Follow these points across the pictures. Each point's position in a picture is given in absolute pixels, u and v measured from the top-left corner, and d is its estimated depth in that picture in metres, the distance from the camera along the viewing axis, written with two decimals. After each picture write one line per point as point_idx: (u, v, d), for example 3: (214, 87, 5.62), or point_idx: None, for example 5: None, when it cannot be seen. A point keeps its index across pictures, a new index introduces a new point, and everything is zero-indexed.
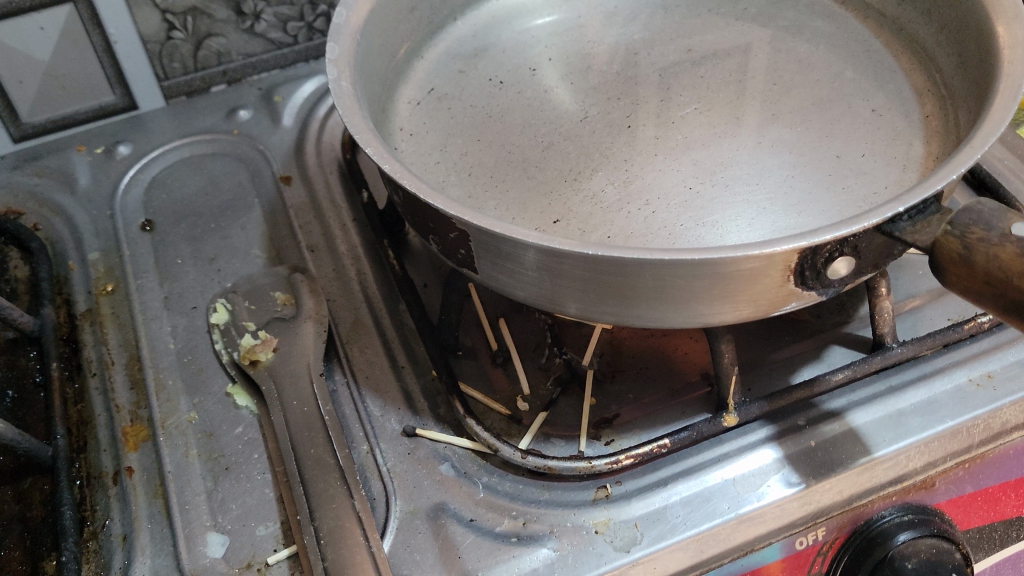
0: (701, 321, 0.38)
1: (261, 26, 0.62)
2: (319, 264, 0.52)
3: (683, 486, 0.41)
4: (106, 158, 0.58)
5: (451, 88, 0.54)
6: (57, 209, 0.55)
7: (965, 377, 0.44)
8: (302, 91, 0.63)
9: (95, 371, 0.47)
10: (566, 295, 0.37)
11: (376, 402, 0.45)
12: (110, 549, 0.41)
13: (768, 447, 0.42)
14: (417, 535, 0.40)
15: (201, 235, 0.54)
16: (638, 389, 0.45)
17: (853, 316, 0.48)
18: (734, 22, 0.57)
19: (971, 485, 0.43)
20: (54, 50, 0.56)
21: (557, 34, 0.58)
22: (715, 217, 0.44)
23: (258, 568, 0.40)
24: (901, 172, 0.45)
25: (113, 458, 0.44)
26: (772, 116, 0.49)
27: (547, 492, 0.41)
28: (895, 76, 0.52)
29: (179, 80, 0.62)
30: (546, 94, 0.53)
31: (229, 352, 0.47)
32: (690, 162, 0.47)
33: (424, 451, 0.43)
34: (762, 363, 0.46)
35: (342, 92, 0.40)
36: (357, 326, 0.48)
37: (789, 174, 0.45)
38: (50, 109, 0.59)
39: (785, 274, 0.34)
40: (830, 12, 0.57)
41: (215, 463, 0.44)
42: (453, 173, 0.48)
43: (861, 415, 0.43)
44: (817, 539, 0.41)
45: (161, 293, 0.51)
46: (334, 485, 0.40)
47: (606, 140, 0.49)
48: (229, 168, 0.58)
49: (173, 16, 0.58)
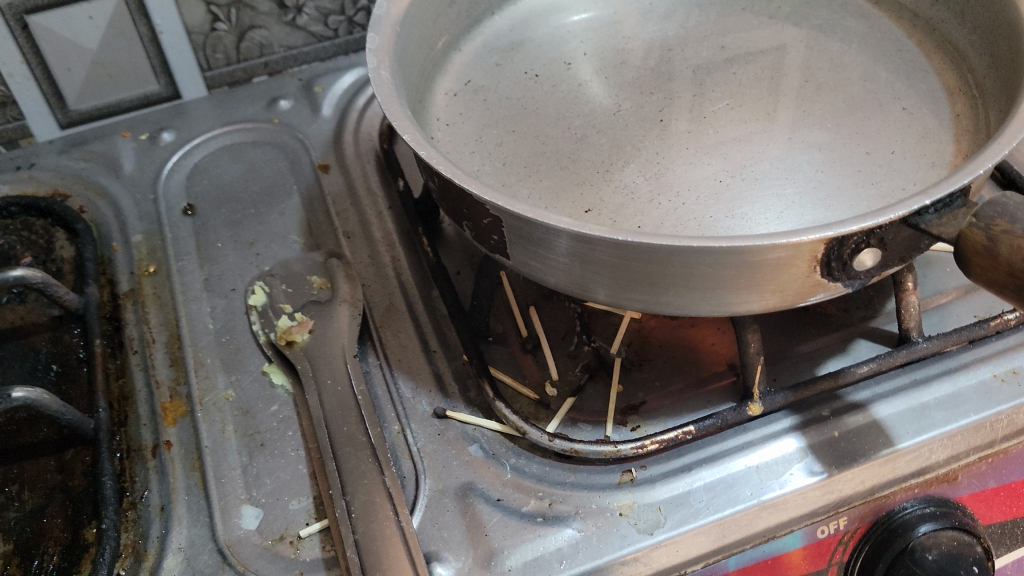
0: (727, 309, 0.39)
1: (303, 19, 0.63)
2: (355, 250, 0.53)
3: (707, 472, 0.42)
4: (151, 144, 0.60)
5: (488, 80, 0.55)
6: (102, 193, 0.56)
7: (989, 373, 0.44)
8: (342, 82, 0.65)
9: (136, 349, 0.48)
10: (596, 280, 0.38)
11: (408, 384, 0.46)
12: (147, 519, 0.42)
13: (791, 436, 0.43)
14: (445, 513, 0.41)
15: (241, 220, 0.55)
16: (665, 377, 0.46)
17: (880, 311, 0.48)
18: (768, 20, 0.58)
19: (994, 480, 0.43)
20: (101, 39, 0.58)
21: (593, 30, 0.59)
22: (745, 209, 0.45)
23: (291, 540, 0.41)
24: (931, 169, 0.46)
25: (153, 432, 0.45)
26: (804, 113, 0.50)
27: (573, 474, 0.42)
28: (926, 75, 0.52)
29: (222, 70, 0.64)
30: (581, 87, 0.54)
31: (266, 333, 0.48)
32: (721, 157, 0.48)
33: (454, 433, 0.44)
34: (789, 355, 0.47)
35: (382, 81, 0.42)
36: (391, 310, 0.50)
37: (819, 170, 0.46)
38: (96, 96, 0.60)
39: (810, 265, 0.35)
40: (864, 12, 0.58)
41: (251, 439, 0.45)
42: (488, 162, 0.49)
43: (885, 407, 0.43)
44: (839, 527, 0.41)
45: (201, 275, 0.52)
46: (366, 461, 0.41)
47: (639, 133, 0.50)
48: (270, 156, 0.60)
49: (217, 8, 0.60)
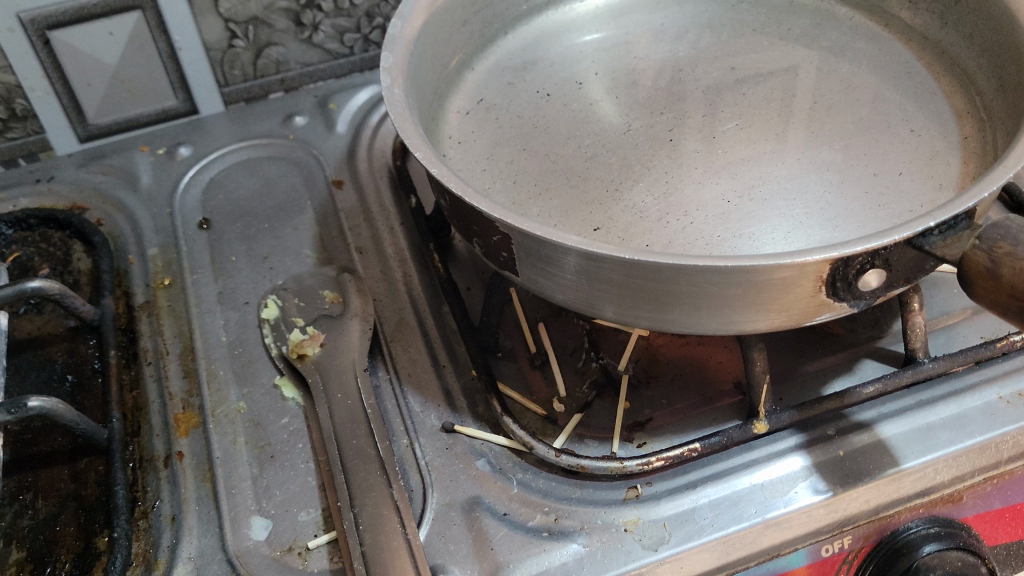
0: (733, 328, 0.39)
1: (319, 37, 0.64)
2: (367, 265, 0.53)
3: (712, 489, 0.42)
4: (168, 159, 0.61)
5: (501, 99, 0.56)
6: (120, 206, 0.57)
7: (995, 395, 0.44)
8: (357, 99, 0.65)
9: (150, 361, 0.49)
10: (603, 298, 0.39)
11: (418, 398, 0.47)
12: (158, 528, 0.42)
13: (797, 454, 0.43)
14: (452, 527, 0.41)
15: (255, 234, 0.56)
16: (672, 395, 0.46)
17: (887, 331, 0.48)
18: (779, 42, 0.58)
19: (999, 501, 0.44)
20: (121, 54, 0.59)
21: (604, 50, 0.59)
22: (753, 229, 0.45)
23: (299, 551, 0.41)
24: (938, 191, 0.46)
25: (165, 442, 0.46)
26: (814, 135, 0.50)
27: (579, 490, 0.42)
28: (935, 98, 0.53)
29: (239, 86, 0.65)
30: (591, 107, 0.55)
31: (278, 346, 0.49)
32: (730, 177, 0.48)
33: (462, 447, 0.45)
34: (795, 374, 0.47)
35: (395, 99, 0.42)
36: (401, 325, 0.50)
37: (827, 191, 0.46)
38: (115, 111, 0.61)
39: (816, 284, 0.36)
40: (874, 35, 0.58)
41: (262, 451, 0.45)
42: (499, 180, 0.50)
43: (890, 426, 0.44)
44: (843, 547, 0.42)
45: (215, 288, 0.53)
46: (374, 474, 0.41)
47: (648, 152, 0.51)
48: (285, 172, 0.60)
49: (235, 25, 0.61)
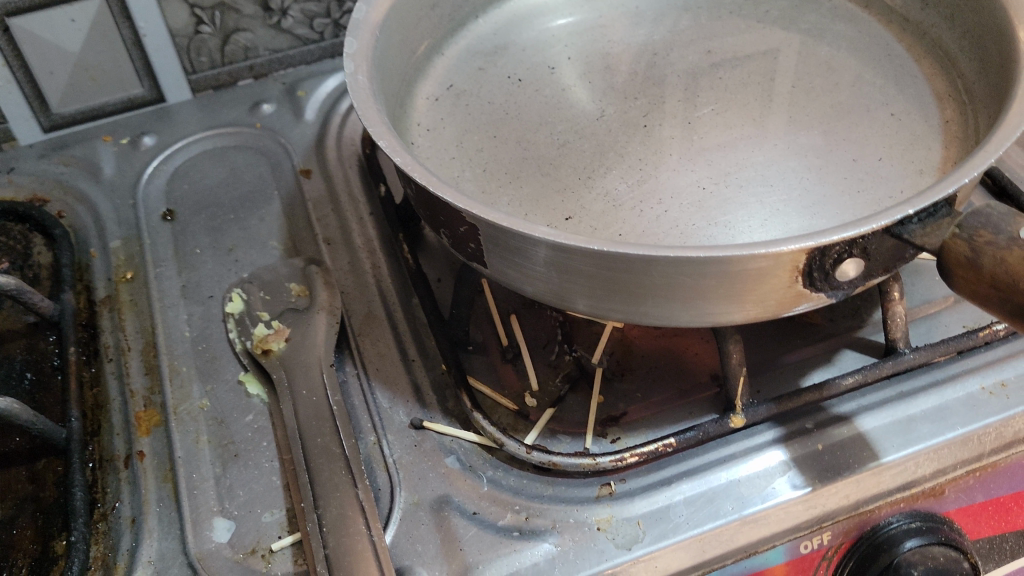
0: (707, 320, 0.38)
1: (288, 22, 0.63)
2: (335, 257, 0.52)
3: (687, 485, 0.41)
4: (132, 148, 0.59)
5: (471, 85, 0.55)
6: (82, 198, 0.56)
7: (977, 386, 0.43)
8: (326, 86, 0.64)
9: (111, 357, 0.48)
10: (573, 290, 0.37)
11: (386, 394, 0.45)
12: (118, 531, 0.41)
13: (775, 448, 0.42)
14: (420, 527, 0.40)
15: (220, 225, 0.54)
16: (647, 388, 0.45)
17: (867, 321, 0.47)
18: (756, 24, 0.57)
19: (982, 493, 0.42)
20: (84, 41, 0.57)
21: (577, 34, 0.58)
22: (728, 217, 0.44)
23: (262, 553, 0.40)
24: (918, 176, 0.45)
25: (125, 442, 0.44)
26: (792, 119, 0.49)
27: (550, 488, 0.41)
28: (915, 81, 0.52)
29: (206, 74, 0.63)
30: (564, 92, 0.53)
31: (242, 341, 0.47)
32: (705, 163, 0.47)
33: (431, 444, 0.43)
34: (773, 365, 0.46)
35: (358, 86, 0.41)
36: (369, 319, 0.49)
37: (805, 177, 0.45)
38: (79, 99, 0.60)
39: (792, 275, 0.34)
40: (853, 16, 0.57)
41: (225, 449, 0.44)
42: (469, 169, 0.49)
43: (870, 419, 0.42)
44: (822, 543, 0.41)
45: (179, 281, 0.51)
46: (339, 473, 0.40)
47: (622, 138, 0.50)
48: (252, 161, 0.59)
49: (201, 11, 0.59)
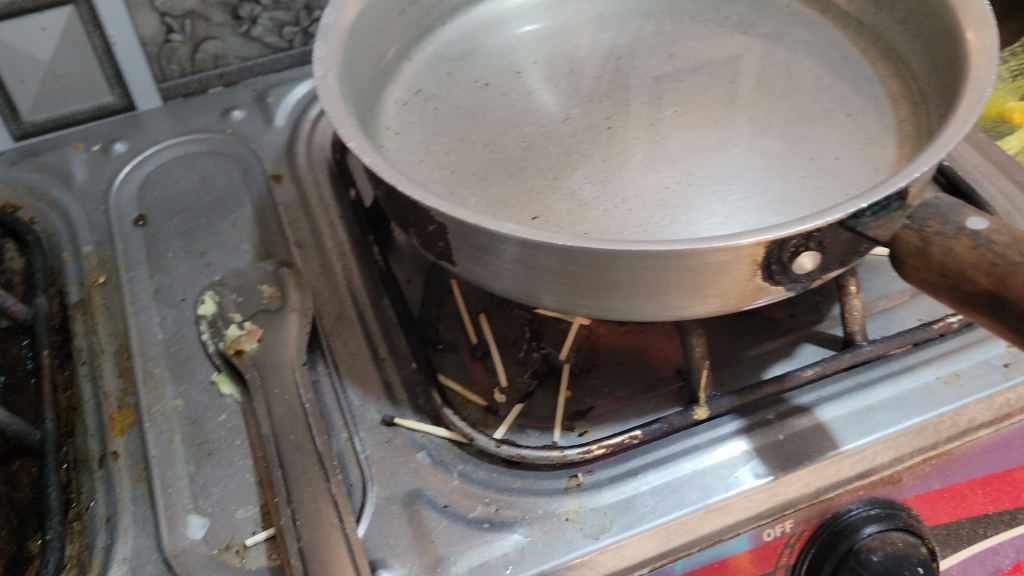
0: (670, 313, 0.39)
1: (257, 30, 0.64)
2: (306, 259, 0.53)
3: (653, 475, 0.42)
4: (103, 155, 0.60)
5: (439, 90, 0.56)
6: (54, 204, 0.56)
7: (932, 375, 0.45)
8: (296, 92, 0.65)
9: (85, 360, 0.48)
10: (540, 287, 0.38)
11: (357, 392, 0.46)
12: (93, 530, 0.42)
13: (738, 439, 0.43)
14: (392, 520, 0.41)
15: (192, 230, 0.55)
16: (613, 382, 0.46)
17: (826, 316, 0.49)
18: (716, 29, 0.58)
19: (938, 481, 0.44)
20: (54, 50, 0.57)
21: (543, 40, 0.59)
22: (691, 215, 0.45)
23: (237, 549, 0.41)
24: (874, 174, 0.46)
25: (100, 442, 0.45)
26: (752, 120, 0.51)
27: (520, 480, 0.42)
28: (871, 82, 0.53)
29: (177, 82, 0.64)
30: (530, 96, 0.54)
31: (215, 342, 0.48)
32: (668, 164, 0.48)
33: (402, 440, 0.44)
34: (736, 359, 0.47)
35: (328, 89, 0.41)
36: (341, 319, 0.50)
37: (765, 175, 0.47)
38: (50, 108, 0.60)
39: (750, 269, 0.35)
40: (810, 21, 0.58)
41: (199, 448, 0.45)
42: (436, 171, 0.49)
43: (829, 409, 0.44)
44: (784, 531, 0.42)
45: (152, 284, 0.52)
46: (312, 469, 0.41)
47: (587, 140, 0.51)
48: (223, 166, 0.60)
49: (171, 19, 0.60)
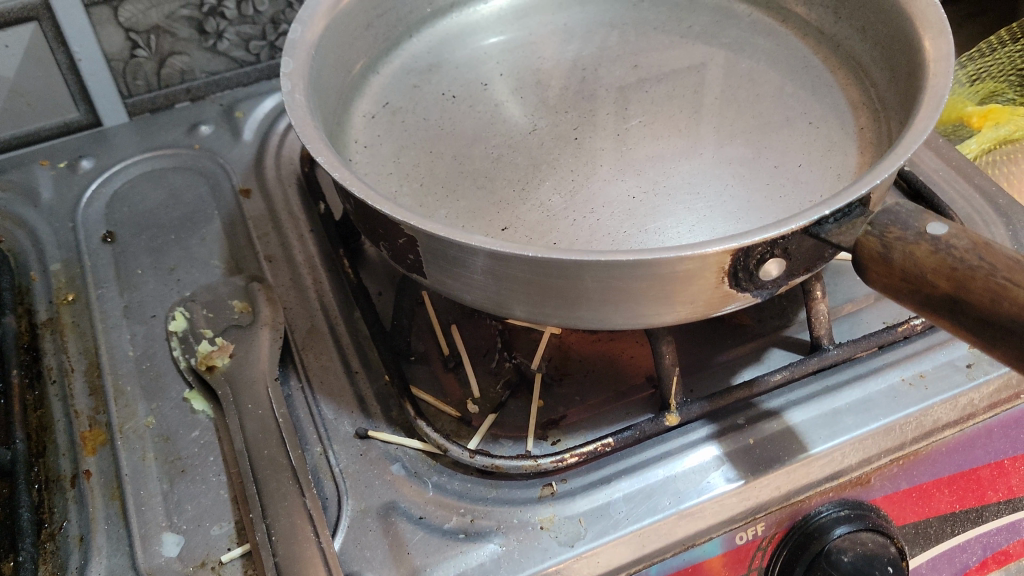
0: (641, 322, 0.39)
1: (223, 45, 0.64)
2: (276, 273, 0.53)
3: (626, 482, 0.42)
4: (69, 172, 0.60)
5: (407, 102, 0.56)
6: (20, 222, 0.56)
7: (898, 377, 0.45)
8: (263, 106, 0.65)
9: (55, 379, 0.48)
10: (511, 298, 0.38)
11: (330, 406, 0.46)
12: (66, 550, 0.41)
13: (709, 444, 0.43)
14: (367, 533, 0.41)
15: (161, 246, 0.55)
16: (585, 391, 0.47)
17: (793, 320, 0.49)
18: (679, 39, 0.59)
19: (906, 481, 0.45)
20: (18, 67, 0.57)
21: (509, 51, 0.60)
22: (658, 224, 0.46)
23: (212, 565, 0.41)
24: (836, 180, 0.47)
25: (71, 461, 0.45)
26: (716, 129, 0.51)
27: (495, 490, 0.42)
28: (832, 90, 0.54)
29: (143, 97, 0.63)
30: (497, 107, 0.55)
31: (187, 358, 0.48)
32: (635, 173, 0.49)
33: (376, 453, 0.44)
34: (706, 366, 0.48)
35: (296, 104, 0.41)
36: (312, 333, 0.50)
37: (730, 183, 0.47)
38: (15, 125, 0.60)
39: (719, 276, 0.36)
40: (771, 30, 0.59)
41: (172, 465, 0.44)
42: (405, 183, 0.50)
43: (798, 413, 0.44)
44: (756, 534, 0.43)
45: (121, 301, 0.52)
46: (286, 483, 0.41)
47: (554, 151, 0.51)
48: (190, 181, 0.60)
49: (136, 35, 0.60)
